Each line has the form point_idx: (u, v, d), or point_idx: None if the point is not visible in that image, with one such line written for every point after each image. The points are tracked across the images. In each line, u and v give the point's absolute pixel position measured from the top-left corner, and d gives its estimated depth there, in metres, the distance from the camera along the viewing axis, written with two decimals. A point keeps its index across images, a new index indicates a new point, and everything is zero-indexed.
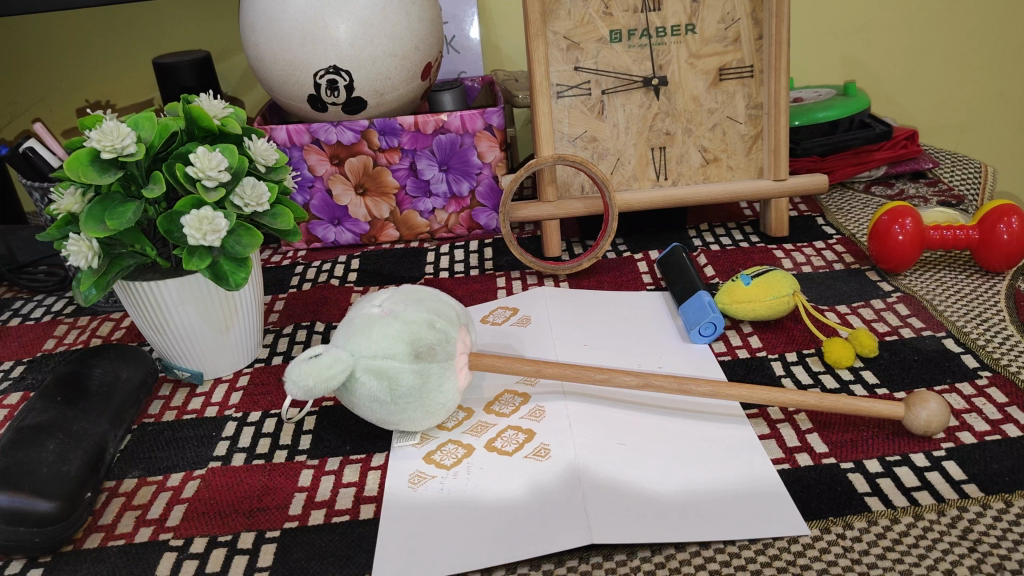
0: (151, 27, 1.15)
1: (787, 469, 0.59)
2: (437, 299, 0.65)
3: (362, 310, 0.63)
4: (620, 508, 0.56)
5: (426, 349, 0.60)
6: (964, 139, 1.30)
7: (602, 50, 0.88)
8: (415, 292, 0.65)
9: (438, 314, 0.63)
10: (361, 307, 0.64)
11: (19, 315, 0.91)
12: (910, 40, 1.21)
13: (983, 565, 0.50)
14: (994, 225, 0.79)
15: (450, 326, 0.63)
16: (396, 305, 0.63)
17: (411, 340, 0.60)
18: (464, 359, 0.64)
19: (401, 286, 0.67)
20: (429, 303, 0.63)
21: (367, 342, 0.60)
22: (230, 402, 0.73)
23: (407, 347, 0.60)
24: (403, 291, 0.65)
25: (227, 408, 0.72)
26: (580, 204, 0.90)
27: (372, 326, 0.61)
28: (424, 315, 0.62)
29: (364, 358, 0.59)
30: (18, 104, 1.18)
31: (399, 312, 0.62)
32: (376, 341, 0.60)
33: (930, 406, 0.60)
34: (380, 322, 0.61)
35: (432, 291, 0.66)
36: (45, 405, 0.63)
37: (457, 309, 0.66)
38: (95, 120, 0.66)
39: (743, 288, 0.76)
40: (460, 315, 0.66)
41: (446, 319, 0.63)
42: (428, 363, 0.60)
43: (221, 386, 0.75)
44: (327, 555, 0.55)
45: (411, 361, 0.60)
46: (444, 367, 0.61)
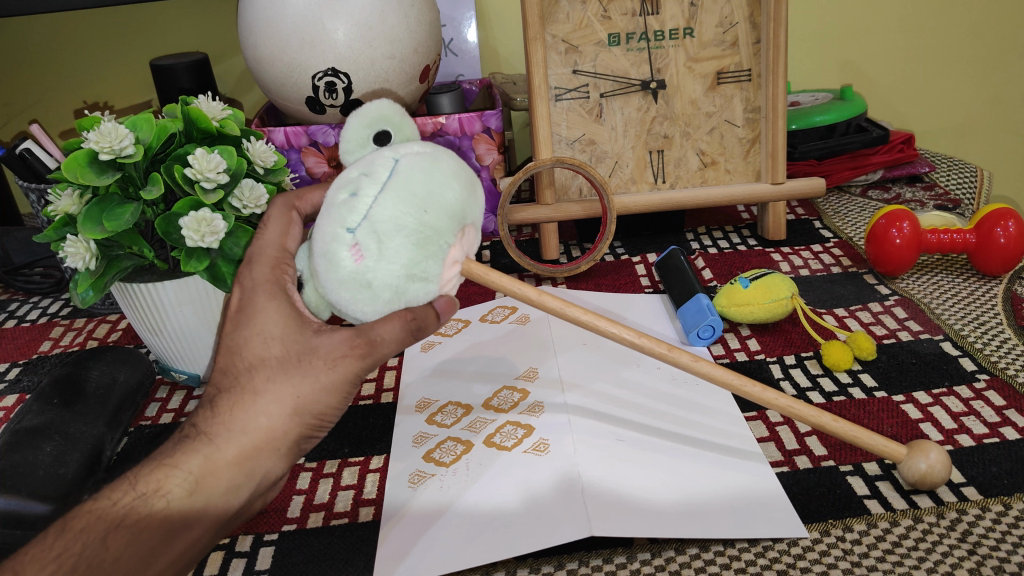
0: (147, 28, 1.15)
1: (786, 471, 0.59)
2: (435, 183, 0.46)
3: (323, 211, 0.47)
4: (616, 505, 0.56)
5: (407, 277, 0.46)
6: (958, 143, 1.31)
7: (601, 53, 0.88)
8: (394, 182, 0.46)
9: (431, 230, 0.46)
10: (324, 202, 0.48)
11: (14, 317, 0.91)
12: (905, 46, 1.22)
13: (983, 568, 0.50)
14: (989, 229, 0.79)
15: (448, 237, 0.47)
16: (364, 209, 0.45)
17: (390, 271, 0.45)
18: (454, 266, 0.50)
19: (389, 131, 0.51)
20: (416, 204, 0.45)
21: (327, 278, 0.46)
22: None
23: (384, 279, 0.46)
24: (373, 221, 0.45)
25: None
26: (578, 207, 0.91)
27: (332, 248, 0.45)
28: (408, 244, 0.45)
29: (326, 292, 0.47)
30: (12, 106, 1.17)
31: (366, 236, 0.45)
32: (340, 274, 0.45)
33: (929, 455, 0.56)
34: (342, 243, 0.45)
35: (432, 161, 0.48)
36: (41, 407, 0.63)
37: (470, 184, 0.49)
38: (91, 121, 0.66)
39: (742, 291, 0.76)
40: (473, 195, 0.49)
41: (446, 227, 0.47)
42: (413, 291, 0.47)
43: None
44: (326, 558, 0.55)
45: (389, 296, 0.47)
46: (429, 293, 0.48)
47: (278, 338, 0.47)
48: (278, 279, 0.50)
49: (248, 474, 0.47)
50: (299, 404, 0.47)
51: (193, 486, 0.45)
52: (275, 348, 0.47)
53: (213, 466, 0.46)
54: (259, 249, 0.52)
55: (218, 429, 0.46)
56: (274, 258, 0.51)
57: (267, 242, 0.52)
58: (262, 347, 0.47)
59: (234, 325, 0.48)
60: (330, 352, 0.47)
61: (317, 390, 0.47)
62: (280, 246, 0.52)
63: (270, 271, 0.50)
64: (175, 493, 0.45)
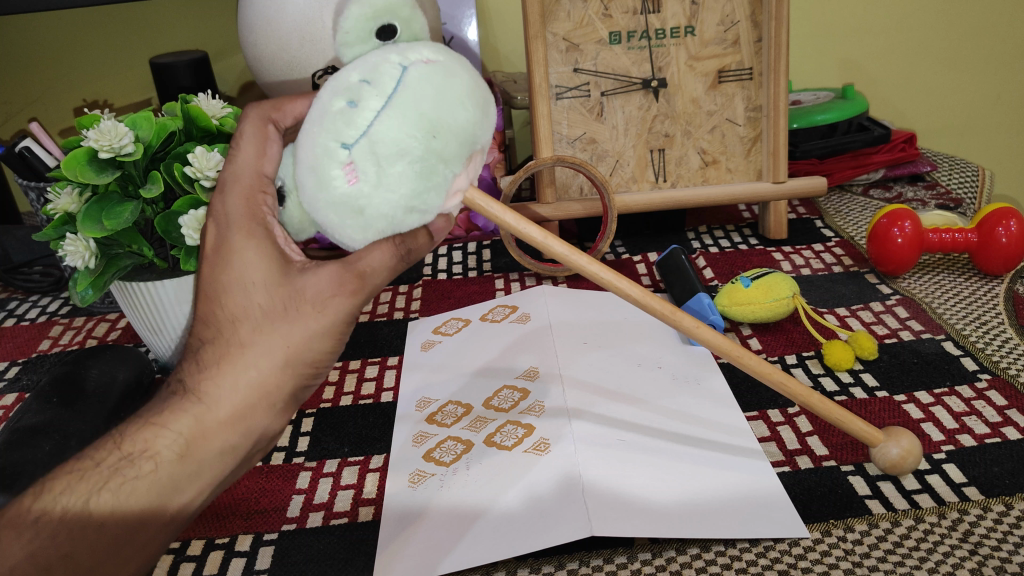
0: (147, 27, 1.14)
1: (786, 472, 0.59)
2: (447, 105, 0.43)
3: (316, 114, 0.43)
4: (617, 504, 0.56)
5: (404, 208, 0.44)
6: (960, 142, 1.31)
7: (601, 52, 0.88)
8: (401, 99, 0.42)
9: (437, 158, 0.43)
10: (315, 103, 0.44)
11: (13, 316, 0.90)
12: (907, 44, 1.22)
13: (984, 568, 0.50)
14: (992, 228, 0.79)
15: (453, 169, 0.44)
16: (364, 124, 0.42)
17: (387, 200, 0.43)
18: (456, 196, 0.48)
19: (394, 25, 0.49)
20: (425, 127, 0.42)
21: (314, 196, 0.44)
22: None
23: (378, 208, 0.43)
24: (372, 143, 0.42)
25: None
26: (578, 206, 0.91)
27: (325, 165, 0.42)
28: (411, 172, 0.43)
29: (312, 210, 0.45)
30: (13, 105, 1.17)
31: (365, 157, 0.42)
32: (331, 196, 0.43)
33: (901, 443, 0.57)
34: (336, 160, 0.42)
35: (444, 74, 0.43)
36: (40, 407, 0.63)
37: (484, 106, 0.45)
38: (91, 119, 0.66)
39: (743, 291, 0.76)
40: (486, 119, 0.45)
41: (453, 156, 0.44)
42: (407, 222, 0.45)
43: None
44: (326, 558, 0.55)
45: (381, 225, 0.45)
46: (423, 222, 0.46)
47: (260, 284, 0.44)
48: (254, 212, 0.46)
49: (244, 433, 0.45)
50: (291, 355, 0.45)
51: (186, 449, 0.43)
52: (256, 296, 0.44)
53: (206, 429, 0.44)
54: (233, 172, 0.47)
55: (208, 383, 0.44)
56: (249, 185, 0.46)
57: (241, 164, 0.47)
58: (244, 296, 0.44)
59: (209, 272, 0.45)
60: (318, 294, 0.45)
61: (308, 336, 0.45)
62: (256, 169, 0.47)
63: (246, 204, 0.46)
64: (166, 456, 0.42)
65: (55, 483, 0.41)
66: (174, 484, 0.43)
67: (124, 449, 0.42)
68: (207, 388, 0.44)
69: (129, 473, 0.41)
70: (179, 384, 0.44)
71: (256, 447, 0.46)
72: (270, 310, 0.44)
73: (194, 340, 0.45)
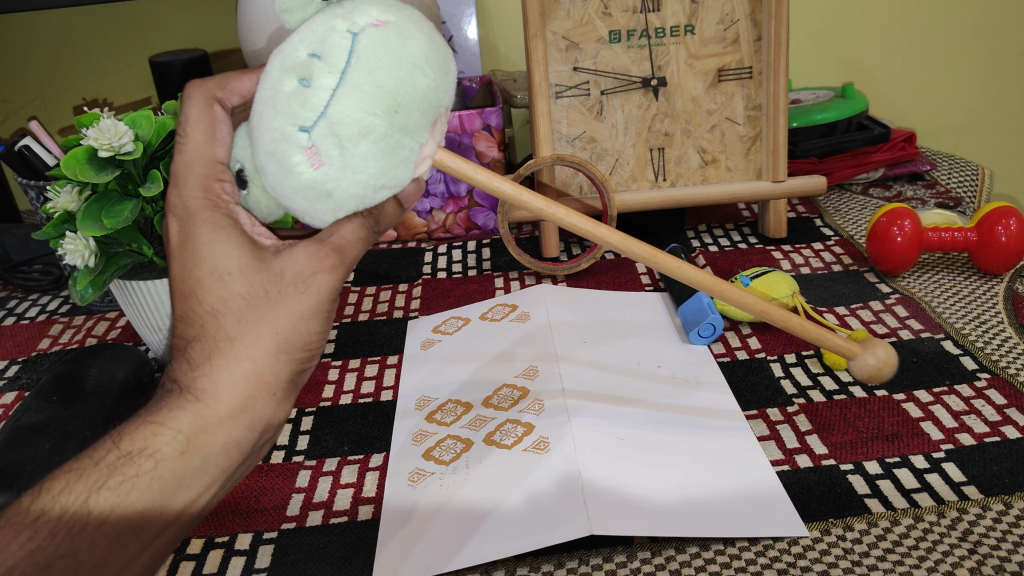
0: (146, 25, 1.14)
1: (786, 471, 0.59)
2: (403, 72, 0.42)
3: (267, 98, 0.43)
4: (616, 503, 0.56)
5: (374, 186, 0.44)
6: (959, 141, 1.31)
7: (601, 50, 0.88)
8: (354, 74, 0.41)
9: (400, 131, 0.43)
10: (264, 83, 0.43)
11: (13, 314, 0.90)
12: (907, 43, 1.22)
13: (983, 567, 0.50)
14: (991, 227, 0.79)
15: (418, 138, 0.44)
16: (320, 105, 0.41)
17: (354, 181, 0.43)
18: (425, 161, 0.47)
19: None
20: (385, 102, 0.42)
21: (279, 182, 0.44)
22: None
23: (347, 189, 0.44)
24: (332, 125, 0.41)
25: None
26: (578, 205, 0.91)
27: (284, 150, 0.42)
28: (375, 151, 0.42)
29: (279, 194, 0.45)
30: (12, 103, 1.17)
31: (326, 139, 0.42)
32: (296, 181, 0.43)
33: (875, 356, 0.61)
34: (295, 145, 0.42)
35: (395, 39, 0.43)
36: (40, 406, 0.62)
37: (441, 66, 0.45)
38: (91, 118, 0.66)
39: (742, 290, 0.76)
40: (444, 80, 0.45)
41: (416, 125, 0.44)
42: (379, 197, 0.46)
43: None
44: (325, 556, 0.55)
45: (352, 204, 0.45)
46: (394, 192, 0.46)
47: (234, 272, 0.44)
48: (213, 200, 0.46)
49: (247, 426, 0.44)
50: (281, 342, 0.44)
51: (188, 445, 0.42)
52: (234, 287, 0.44)
53: (208, 423, 0.43)
54: (186, 160, 0.47)
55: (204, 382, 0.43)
56: (203, 172, 0.47)
57: (192, 151, 0.47)
58: (220, 287, 0.43)
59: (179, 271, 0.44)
60: (298, 274, 0.45)
61: (296, 320, 0.44)
62: (208, 154, 0.47)
63: (203, 192, 0.46)
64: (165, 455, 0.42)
65: (54, 480, 0.41)
66: (177, 479, 0.42)
67: (122, 449, 0.42)
68: (205, 386, 0.43)
69: (129, 472, 0.41)
70: (175, 382, 0.43)
71: (262, 439, 0.45)
72: (252, 298, 0.44)
73: (177, 339, 0.44)
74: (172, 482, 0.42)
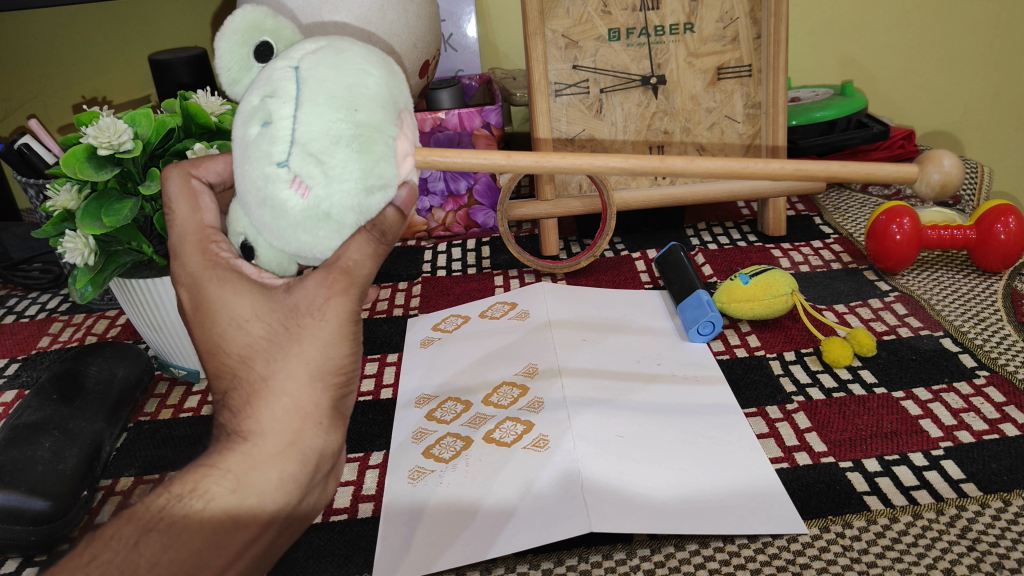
0: (146, 24, 1.14)
1: (785, 468, 0.59)
2: (349, 77, 0.44)
3: (242, 154, 0.44)
4: (615, 500, 0.55)
5: (366, 192, 0.44)
6: (958, 139, 1.31)
7: (601, 49, 0.88)
8: (306, 92, 0.43)
9: (368, 128, 0.43)
10: (236, 144, 0.45)
11: (13, 312, 0.90)
12: (906, 41, 1.22)
13: (982, 564, 0.50)
14: (990, 225, 0.79)
15: (389, 132, 0.44)
16: (288, 134, 0.43)
17: (344, 191, 0.43)
18: (408, 160, 0.47)
19: (270, 44, 0.51)
20: (342, 106, 0.43)
21: (278, 225, 0.44)
22: (186, 405, 0.71)
23: (340, 202, 0.43)
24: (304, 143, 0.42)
25: (182, 410, 0.71)
26: (577, 203, 0.91)
27: (271, 190, 0.43)
28: (352, 153, 0.43)
29: (285, 241, 0.45)
30: (12, 101, 1.17)
31: (304, 162, 0.42)
32: (292, 216, 0.43)
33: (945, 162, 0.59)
34: (279, 180, 0.43)
35: (333, 57, 0.45)
36: (40, 403, 0.63)
37: (384, 69, 0.46)
38: (91, 116, 0.66)
39: (742, 288, 0.77)
40: (392, 77, 0.47)
41: (382, 120, 0.44)
42: (376, 204, 0.45)
43: (193, 396, 0.73)
44: (326, 554, 0.55)
45: (352, 218, 0.44)
46: (391, 197, 0.46)
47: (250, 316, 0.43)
48: (212, 259, 0.46)
49: (300, 461, 0.43)
50: (315, 369, 0.43)
51: (238, 483, 0.42)
52: (256, 330, 0.44)
53: (256, 461, 0.43)
54: (178, 235, 0.47)
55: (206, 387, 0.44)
56: (196, 239, 0.46)
57: (181, 223, 0.47)
58: (242, 334, 0.43)
59: (206, 325, 0.44)
60: (311, 303, 0.44)
61: None
62: (197, 221, 0.47)
63: (202, 256, 0.46)
64: None
65: None
66: (232, 519, 0.42)
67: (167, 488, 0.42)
68: (251, 425, 0.43)
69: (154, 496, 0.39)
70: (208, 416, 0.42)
71: (317, 472, 0.44)
72: (275, 337, 0.43)
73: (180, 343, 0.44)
74: (226, 520, 0.42)
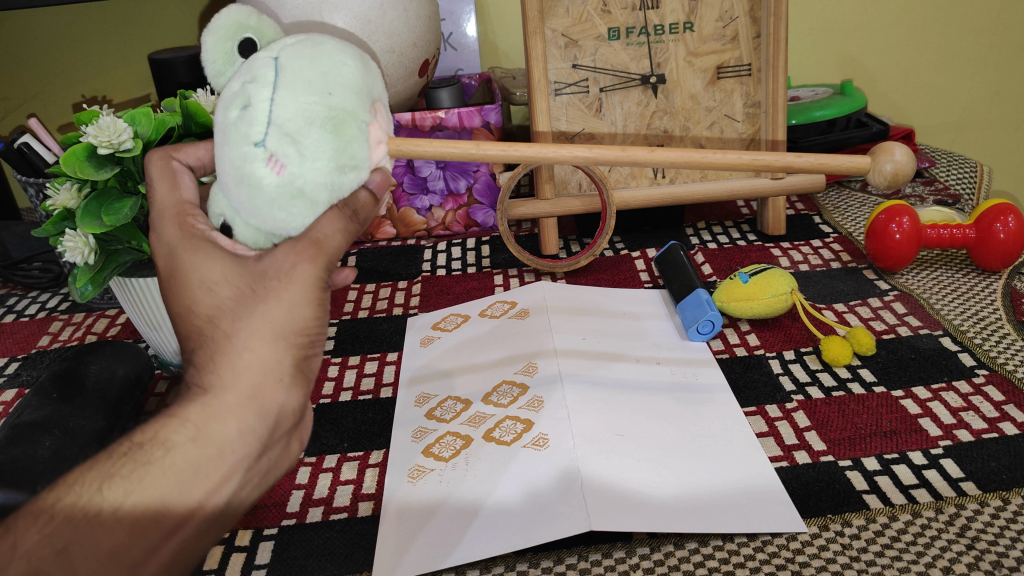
0: (146, 22, 1.14)
1: (785, 466, 0.59)
2: (326, 64, 0.46)
3: (221, 135, 0.46)
4: (615, 500, 0.55)
5: (339, 171, 0.47)
6: (958, 138, 1.31)
7: (601, 48, 0.88)
8: (284, 77, 0.45)
9: (342, 111, 0.46)
10: (215, 126, 0.47)
11: (13, 311, 0.90)
12: (906, 41, 1.22)
13: (981, 562, 0.50)
14: (989, 224, 0.80)
15: (362, 117, 0.47)
16: (265, 115, 0.45)
17: (318, 170, 0.46)
18: (380, 146, 0.50)
19: (251, 37, 0.53)
20: (319, 90, 0.45)
21: (254, 203, 0.46)
22: None
23: (314, 181, 0.46)
24: (281, 123, 0.44)
25: None
26: (576, 202, 0.91)
27: (248, 169, 0.45)
28: (326, 133, 0.45)
29: (260, 218, 0.48)
30: (12, 100, 1.18)
31: (281, 142, 0.45)
32: (268, 193, 0.46)
33: (897, 152, 0.61)
34: (256, 159, 0.45)
35: (310, 45, 0.47)
36: (40, 402, 0.63)
37: (359, 59, 0.49)
38: (91, 115, 0.65)
39: (741, 286, 0.77)
40: (367, 67, 0.49)
41: (356, 105, 0.47)
42: (349, 183, 0.48)
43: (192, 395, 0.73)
44: (326, 553, 0.55)
45: (325, 196, 0.47)
46: (363, 179, 0.49)
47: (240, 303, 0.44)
48: (189, 231, 0.48)
49: (259, 414, 0.44)
50: (278, 329, 0.44)
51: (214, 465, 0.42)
52: (223, 292, 0.45)
53: (217, 412, 0.43)
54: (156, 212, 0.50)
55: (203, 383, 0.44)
56: (175, 213, 0.49)
57: (162, 200, 0.50)
58: (212, 305, 0.45)
59: (179, 288, 0.46)
60: (280, 268, 0.45)
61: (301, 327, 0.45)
62: (175, 199, 0.50)
63: (179, 229, 0.48)
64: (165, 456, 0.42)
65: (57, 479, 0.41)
66: (194, 468, 0.41)
67: None
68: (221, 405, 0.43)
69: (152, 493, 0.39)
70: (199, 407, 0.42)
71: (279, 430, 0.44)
72: (242, 299, 0.45)
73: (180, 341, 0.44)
74: None
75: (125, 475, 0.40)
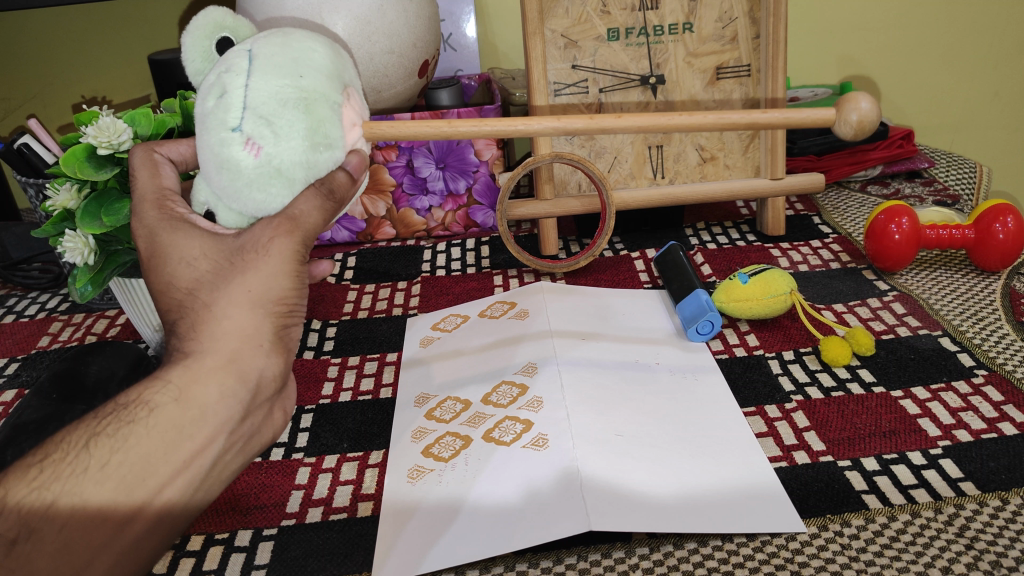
0: (146, 23, 1.14)
1: (784, 467, 0.60)
2: (295, 54, 0.51)
3: (201, 125, 0.50)
4: (615, 500, 0.55)
5: (313, 150, 0.51)
6: (957, 138, 1.31)
7: (600, 48, 0.88)
8: (257, 65, 0.50)
9: (312, 93, 0.51)
10: (196, 119, 0.51)
11: (13, 312, 0.90)
12: (906, 41, 1.22)
13: (980, 562, 0.50)
14: (989, 224, 0.80)
15: (332, 99, 0.52)
16: (240, 101, 0.49)
17: (292, 149, 0.50)
18: (354, 129, 0.55)
19: (228, 36, 0.57)
20: (289, 75, 0.50)
21: (233, 185, 0.50)
22: None
23: (289, 159, 0.50)
24: (256, 107, 0.49)
25: None
26: (576, 202, 0.91)
27: (227, 153, 0.49)
28: (298, 113, 0.50)
29: (242, 201, 0.51)
30: (12, 100, 1.18)
31: (257, 125, 0.49)
32: (246, 173, 0.49)
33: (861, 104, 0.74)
34: (234, 143, 0.49)
35: (280, 39, 0.52)
36: (40, 402, 0.63)
37: (328, 51, 0.54)
38: (90, 116, 0.65)
39: (741, 287, 0.77)
40: (336, 57, 0.55)
41: (325, 88, 0.52)
42: (324, 162, 0.52)
43: None
44: (325, 553, 0.55)
45: (301, 174, 0.51)
46: (338, 159, 0.53)
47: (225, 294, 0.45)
48: (168, 213, 0.50)
49: (239, 379, 0.46)
50: (255, 298, 0.47)
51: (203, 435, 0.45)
52: (202, 266, 0.48)
53: (198, 377, 0.45)
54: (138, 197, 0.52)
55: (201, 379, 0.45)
56: (155, 199, 0.51)
57: (143, 186, 0.52)
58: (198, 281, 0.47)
59: (157, 266, 0.48)
60: (256, 242, 0.48)
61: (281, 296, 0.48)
62: (156, 186, 0.52)
63: (159, 211, 0.50)
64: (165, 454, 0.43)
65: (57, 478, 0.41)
66: (177, 434, 0.44)
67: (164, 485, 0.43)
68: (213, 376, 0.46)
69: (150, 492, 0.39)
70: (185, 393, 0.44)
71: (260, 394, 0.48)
72: (220, 275, 0.47)
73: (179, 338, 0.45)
74: None
75: (109, 434, 0.43)
